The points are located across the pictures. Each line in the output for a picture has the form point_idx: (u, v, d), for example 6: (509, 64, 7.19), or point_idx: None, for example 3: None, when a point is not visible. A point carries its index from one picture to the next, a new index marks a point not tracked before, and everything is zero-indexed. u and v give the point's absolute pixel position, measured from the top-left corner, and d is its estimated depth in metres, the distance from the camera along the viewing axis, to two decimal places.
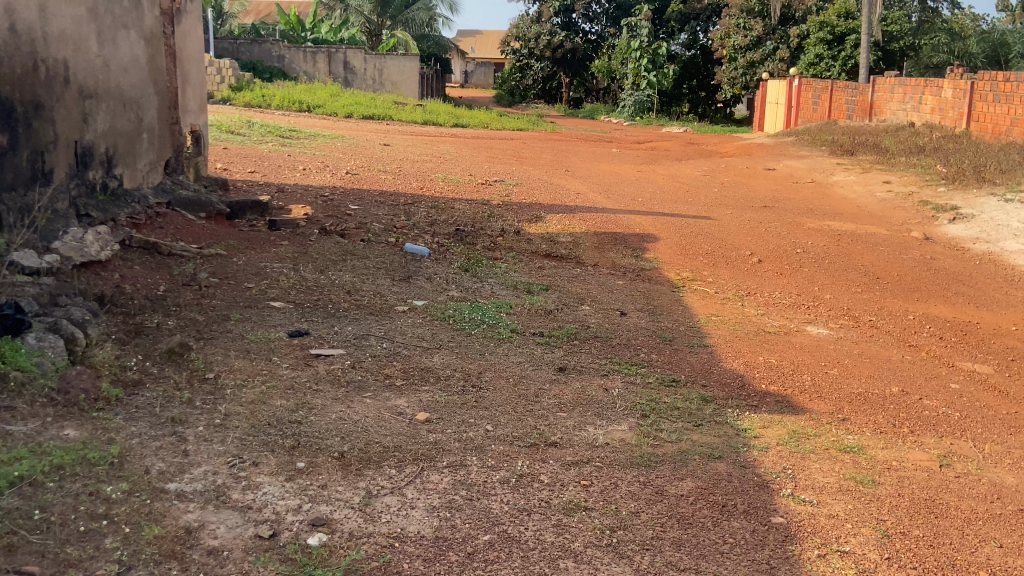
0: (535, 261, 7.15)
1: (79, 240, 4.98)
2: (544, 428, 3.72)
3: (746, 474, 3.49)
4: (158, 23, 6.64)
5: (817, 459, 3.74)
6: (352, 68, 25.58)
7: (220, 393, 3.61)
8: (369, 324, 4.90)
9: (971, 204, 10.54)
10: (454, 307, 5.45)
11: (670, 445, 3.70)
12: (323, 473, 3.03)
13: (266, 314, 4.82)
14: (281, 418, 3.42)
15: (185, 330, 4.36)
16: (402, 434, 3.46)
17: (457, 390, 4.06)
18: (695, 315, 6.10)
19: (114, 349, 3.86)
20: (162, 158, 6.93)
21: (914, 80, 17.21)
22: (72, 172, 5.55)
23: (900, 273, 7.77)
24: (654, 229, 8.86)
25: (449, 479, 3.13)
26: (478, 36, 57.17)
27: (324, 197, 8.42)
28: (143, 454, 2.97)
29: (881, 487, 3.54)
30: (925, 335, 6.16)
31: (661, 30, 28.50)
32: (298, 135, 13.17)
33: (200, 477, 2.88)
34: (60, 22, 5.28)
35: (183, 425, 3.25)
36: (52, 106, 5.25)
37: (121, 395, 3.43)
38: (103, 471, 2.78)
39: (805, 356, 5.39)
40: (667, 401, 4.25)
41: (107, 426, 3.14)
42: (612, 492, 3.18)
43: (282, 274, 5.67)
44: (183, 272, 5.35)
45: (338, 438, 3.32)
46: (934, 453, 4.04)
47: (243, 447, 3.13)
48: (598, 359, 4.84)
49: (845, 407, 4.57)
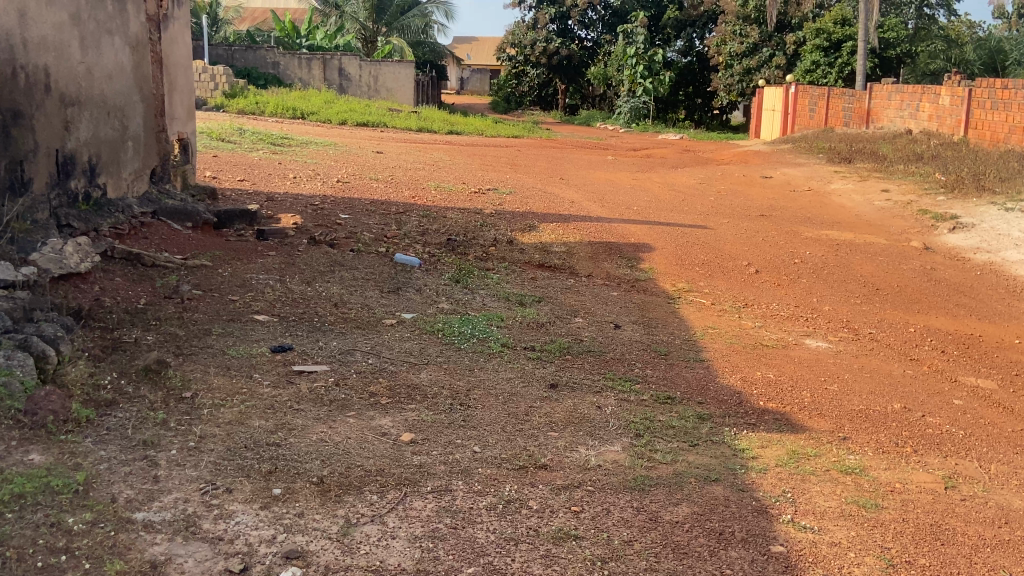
0: (528, 272, 7.01)
1: (58, 252, 4.82)
2: (533, 450, 3.58)
3: (744, 498, 3.35)
4: (144, 30, 6.48)
5: (818, 482, 3.61)
6: (347, 75, 25.35)
7: (197, 413, 3.46)
8: (355, 339, 4.75)
9: (971, 213, 10.45)
10: (443, 321, 5.32)
11: (665, 466, 3.57)
12: (300, 501, 2.88)
13: (249, 328, 4.68)
14: (259, 440, 3.28)
15: (164, 346, 4.21)
16: (385, 456, 3.32)
17: (444, 408, 3.91)
18: (692, 328, 5.97)
19: (88, 366, 3.71)
20: (148, 166, 6.76)
21: (911, 88, 17.23)
22: (53, 183, 5.40)
23: (901, 284, 7.63)
24: (649, 238, 8.74)
25: (434, 506, 2.98)
26: (473, 43, 57.05)
27: (314, 206, 8.29)
28: (110, 481, 2.82)
29: (884, 512, 3.41)
30: (926, 348, 6.04)
31: (657, 37, 28.41)
32: (290, 143, 13.04)
33: (169, 505, 2.73)
34: (41, 29, 5.14)
35: (155, 449, 3.11)
36: (32, 113, 5.11)
37: (91, 416, 3.28)
38: (65, 501, 2.64)
39: (803, 370, 5.26)
40: (661, 420, 4.11)
41: (74, 451, 2.99)
42: (603, 519, 3.04)
43: (268, 286, 5.53)
44: (165, 284, 5.21)
45: (318, 461, 3.18)
46: (939, 474, 3.92)
47: (217, 473, 2.99)
48: (591, 375, 4.70)
49: (846, 425, 4.43)
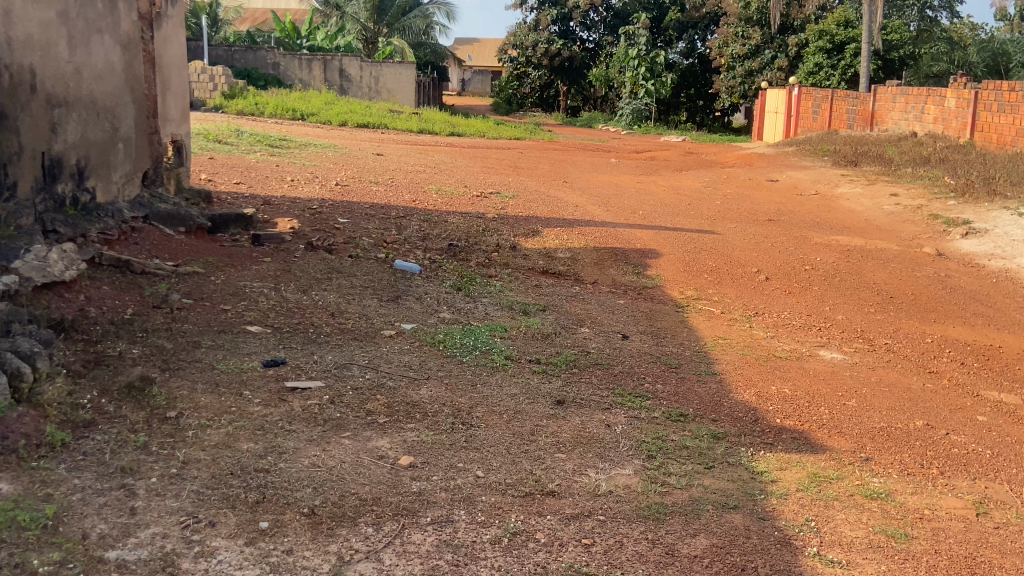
0: (532, 279, 6.81)
1: (41, 260, 4.58)
2: (540, 474, 3.36)
3: (766, 528, 3.13)
4: (136, 29, 6.22)
5: (843, 509, 3.39)
6: (349, 76, 25.11)
7: (181, 436, 3.24)
8: (352, 352, 4.53)
9: (983, 218, 10.22)
10: (444, 332, 5.10)
11: (680, 492, 3.35)
12: (290, 535, 2.66)
13: (241, 341, 4.45)
14: (246, 466, 3.05)
15: (150, 360, 3.99)
16: (383, 483, 3.09)
17: (446, 428, 3.69)
18: (702, 338, 5.76)
19: (67, 384, 3.48)
20: (139, 169, 6.49)
21: (916, 90, 17.03)
22: (38, 186, 5.18)
23: (915, 292, 7.42)
24: (654, 244, 8.52)
25: (434, 540, 2.76)
26: (476, 44, 56.78)
27: (312, 210, 8.05)
28: (83, 515, 2.60)
29: (916, 543, 3.19)
30: (945, 360, 5.83)
31: (659, 38, 28.16)
32: (289, 144, 12.84)
33: (146, 542, 2.52)
34: (26, 26, 4.93)
35: (133, 476, 2.89)
36: (17, 114, 4.90)
37: (67, 440, 3.06)
38: (32, 537, 2.42)
39: (820, 385, 5.04)
40: (674, 440, 3.89)
41: (46, 480, 2.77)
42: (616, 553, 2.82)
43: (262, 294, 5.31)
44: (154, 293, 4.97)
45: (310, 489, 2.96)
46: (969, 500, 3.69)
47: (200, 503, 2.77)
48: (599, 390, 4.48)
49: (868, 445, 4.21)
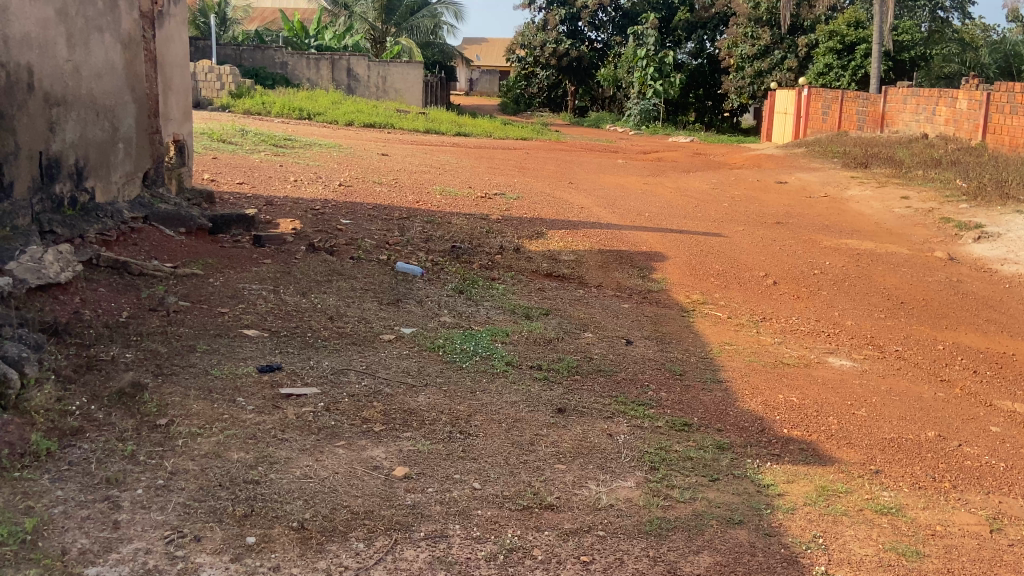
0: (535, 282, 6.71)
1: (37, 261, 4.48)
2: (539, 486, 3.26)
3: (771, 545, 3.03)
4: (136, 27, 6.14)
5: (852, 525, 3.28)
6: (356, 76, 25.07)
7: (170, 445, 3.15)
8: (349, 357, 4.44)
9: (995, 222, 10.07)
10: (444, 336, 5.00)
11: (683, 506, 3.25)
12: (277, 551, 2.57)
13: (237, 345, 4.37)
14: (236, 477, 2.97)
15: (143, 365, 3.91)
16: (376, 495, 3.00)
17: (443, 437, 3.60)
18: (707, 344, 5.65)
19: (56, 390, 3.40)
20: (139, 169, 6.42)
21: (927, 91, 16.73)
22: (35, 186, 5.10)
23: (926, 297, 7.29)
24: (661, 247, 8.40)
25: (426, 556, 2.67)
26: (483, 44, 56.63)
27: (315, 210, 7.98)
28: (64, 529, 2.52)
29: (928, 561, 3.08)
30: (957, 368, 5.71)
31: (668, 39, 28.03)
32: (294, 144, 12.77)
33: (127, 558, 2.43)
34: (24, 24, 4.86)
35: (119, 488, 2.81)
36: (13, 114, 4.83)
37: (53, 449, 2.98)
38: (9, 553, 2.34)
39: (828, 393, 4.92)
40: (677, 450, 3.79)
41: (28, 491, 2.69)
42: (616, 572, 2.73)
43: (260, 296, 5.22)
44: (151, 295, 4.90)
45: (300, 501, 2.87)
46: (982, 515, 3.58)
47: (186, 517, 2.68)
48: (601, 398, 4.37)
49: (877, 456, 4.10)
